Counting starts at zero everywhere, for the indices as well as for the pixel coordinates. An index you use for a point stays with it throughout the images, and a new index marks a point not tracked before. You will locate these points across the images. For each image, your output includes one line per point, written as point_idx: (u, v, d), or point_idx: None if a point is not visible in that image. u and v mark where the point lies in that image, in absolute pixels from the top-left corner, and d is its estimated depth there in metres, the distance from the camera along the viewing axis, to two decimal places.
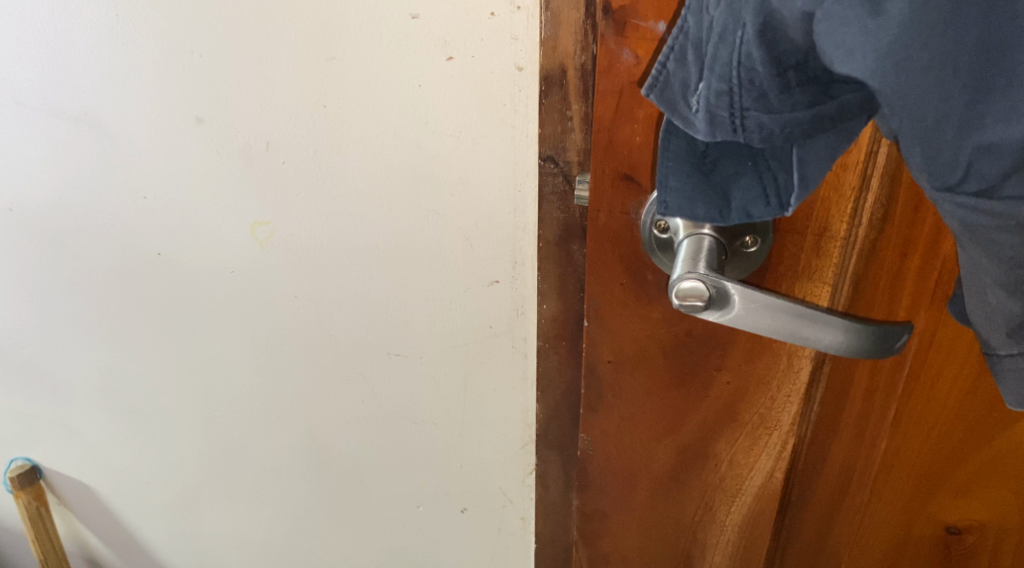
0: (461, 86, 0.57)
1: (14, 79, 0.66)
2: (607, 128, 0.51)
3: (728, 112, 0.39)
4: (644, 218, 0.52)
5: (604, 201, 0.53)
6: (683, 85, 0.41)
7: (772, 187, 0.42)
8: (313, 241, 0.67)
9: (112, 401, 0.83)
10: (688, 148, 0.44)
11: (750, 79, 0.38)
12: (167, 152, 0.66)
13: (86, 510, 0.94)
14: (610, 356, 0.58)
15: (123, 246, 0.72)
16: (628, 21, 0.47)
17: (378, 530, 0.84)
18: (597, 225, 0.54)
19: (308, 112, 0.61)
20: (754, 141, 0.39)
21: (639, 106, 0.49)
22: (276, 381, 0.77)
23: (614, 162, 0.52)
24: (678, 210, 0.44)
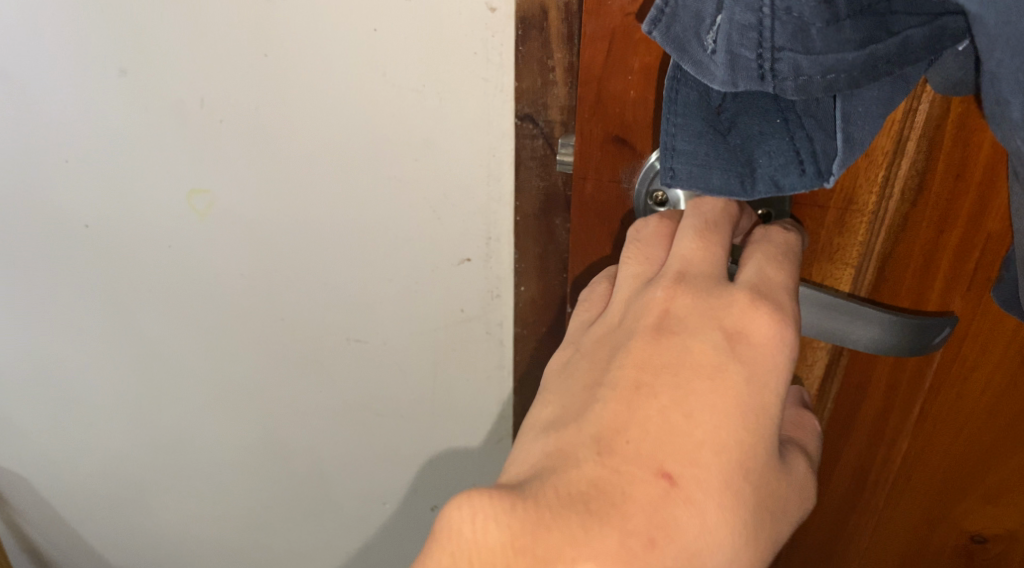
0: (422, 29, 0.49)
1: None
2: (596, 79, 0.43)
3: (755, 53, 0.34)
4: (637, 188, 0.44)
5: (590, 167, 0.45)
6: (695, 19, 0.34)
7: (807, 151, 0.36)
8: (259, 212, 0.59)
9: (43, 388, 0.75)
10: (700, 99, 0.36)
11: (788, 8, 0.33)
12: (86, 108, 0.57)
13: (22, 503, 0.86)
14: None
15: (44, 216, 0.63)
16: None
17: (343, 525, 0.77)
18: (582, 196, 0.46)
19: (248, 61, 0.52)
20: (787, 89, 0.34)
21: (634, 52, 0.41)
22: (224, 368, 0.69)
23: (602, 121, 0.44)
24: (687, 180, 0.37)
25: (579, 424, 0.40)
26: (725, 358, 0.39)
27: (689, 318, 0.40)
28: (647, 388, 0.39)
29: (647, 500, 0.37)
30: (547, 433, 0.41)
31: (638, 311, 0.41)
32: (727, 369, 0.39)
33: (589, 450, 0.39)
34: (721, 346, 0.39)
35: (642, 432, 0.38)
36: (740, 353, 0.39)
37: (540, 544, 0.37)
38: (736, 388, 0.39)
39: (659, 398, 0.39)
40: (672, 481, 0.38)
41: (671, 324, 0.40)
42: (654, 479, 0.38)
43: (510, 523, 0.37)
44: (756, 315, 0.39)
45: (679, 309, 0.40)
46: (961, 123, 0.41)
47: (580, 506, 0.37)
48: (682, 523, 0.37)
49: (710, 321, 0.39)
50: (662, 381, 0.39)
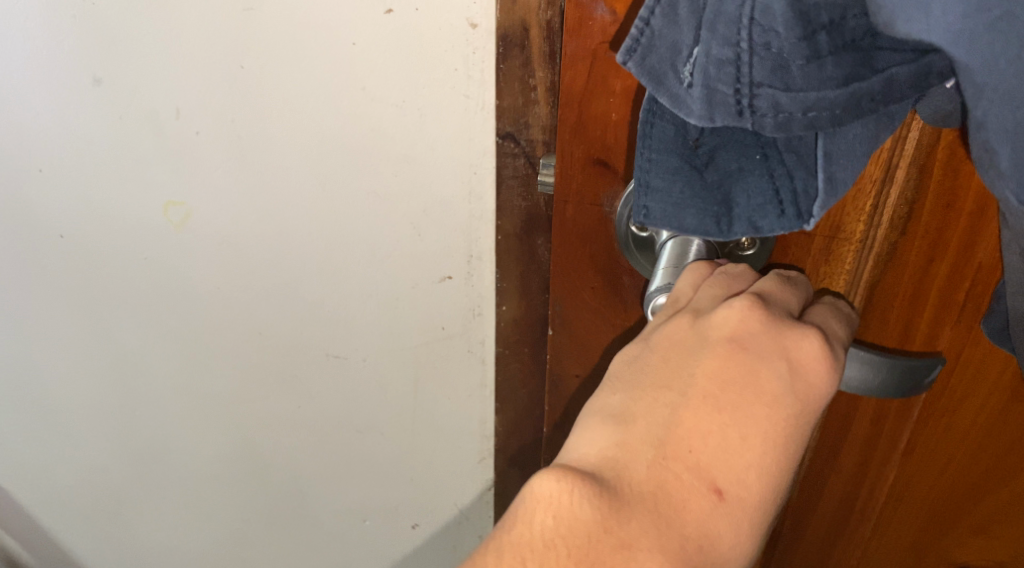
0: (402, 44, 0.47)
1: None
2: (577, 102, 0.42)
3: (732, 89, 0.33)
4: (620, 212, 0.44)
5: (572, 191, 0.45)
6: (672, 50, 0.34)
7: (787, 191, 0.35)
8: (236, 225, 0.58)
9: (18, 397, 0.73)
10: (677, 134, 0.36)
11: (766, 43, 0.32)
12: (58, 116, 0.56)
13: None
14: (578, 370, 0.51)
15: (18, 225, 0.62)
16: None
17: (323, 541, 0.75)
18: (562, 218, 0.45)
19: (225, 72, 0.51)
20: (766, 126, 0.33)
21: (616, 75, 0.40)
22: (201, 380, 0.67)
23: (584, 144, 0.43)
24: (662, 219, 0.37)
25: (643, 414, 0.35)
26: (786, 391, 0.36)
27: (762, 343, 0.36)
28: (712, 400, 0.35)
29: (700, 513, 0.33)
30: (603, 422, 0.36)
31: (712, 316, 0.37)
32: (783, 404, 0.35)
33: (651, 446, 0.34)
34: (786, 379, 0.36)
35: (704, 443, 0.34)
36: (799, 390, 0.36)
37: (624, 526, 0.32)
38: (790, 426, 0.35)
39: (721, 413, 0.35)
40: (721, 498, 0.34)
41: (745, 339, 0.36)
42: (706, 492, 0.34)
43: (596, 501, 0.32)
44: (818, 356, 0.37)
45: (754, 325, 0.37)
46: (951, 151, 0.39)
47: (646, 501, 0.33)
48: (721, 545, 0.33)
49: (778, 343, 0.36)
50: (730, 397, 0.35)
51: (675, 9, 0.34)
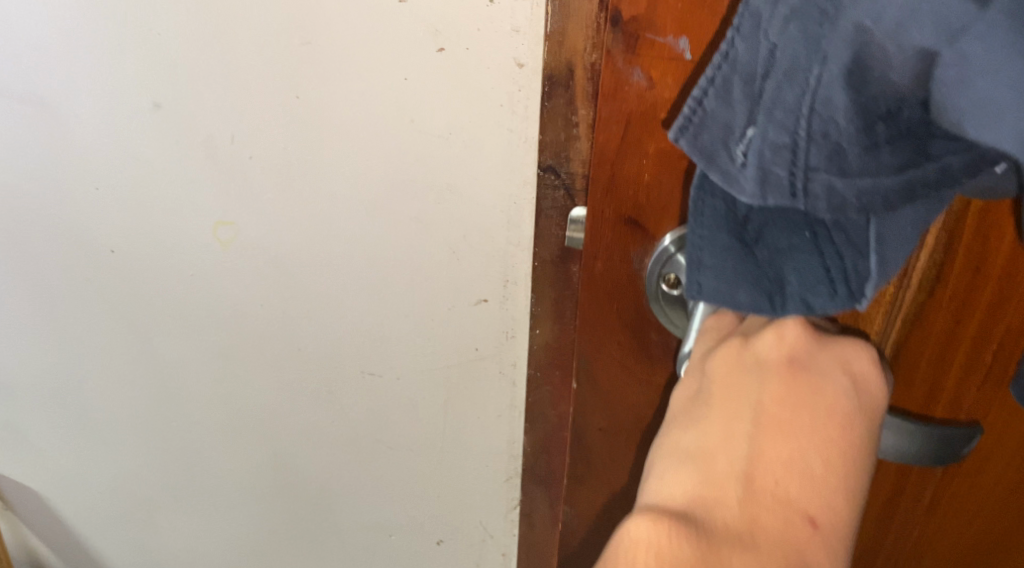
0: (451, 80, 0.50)
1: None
2: (610, 161, 0.45)
3: (788, 173, 0.35)
4: (649, 269, 0.46)
5: (602, 247, 0.47)
6: (726, 130, 0.36)
7: (836, 269, 0.38)
8: (283, 246, 0.60)
9: (58, 406, 0.76)
10: (728, 212, 0.40)
11: (824, 132, 0.34)
12: (118, 138, 0.59)
13: (32, 514, 0.87)
14: (602, 424, 0.53)
15: (72, 240, 0.65)
16: (642, 33, 0.41)
17: (348, 554, 0.77)
18: (591, 273, 0.48)
19: (281, 102, 0.54)
20: (820, 208, 0.35)
21: (648, 139, 0.43)
22: (238, 395, 0.70)
23: (615, 203, 0.46)
24: (713, 292, 0.41)
25: (718, 450, 0.36)
26: (851, 409, 0.38)
27: (821, 361, 0.39)
28: (785, 427, 0.36)
29: (794, 540, 0.33)
30: (681, 463, 0.37)
31: (762, 337, 0.40)
32: (851, 424, 0.37)
33: (737, 481, 0.35)
34: (849, 396, 0.38)
35: (786, 473, 0.35)
36: (860, 408, 0.38)
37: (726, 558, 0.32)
38: (857, 449, 0.37)
39: (793, 442, 0.36)
40: (815, 526, 0.34)
41: (803, 359, 0.39)
42: (800, 522, 0.34)
43: (692, 542, 0.32)
44: (872, 373, 0.39)
45: (810, 348, 0.39)
46: (980, 219, 0.41)
47: (743, 537, 0.33)
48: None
49: (834, 365, 0.39)
50: (802, 419, 0.37)
51: (730, 95, 0.36)
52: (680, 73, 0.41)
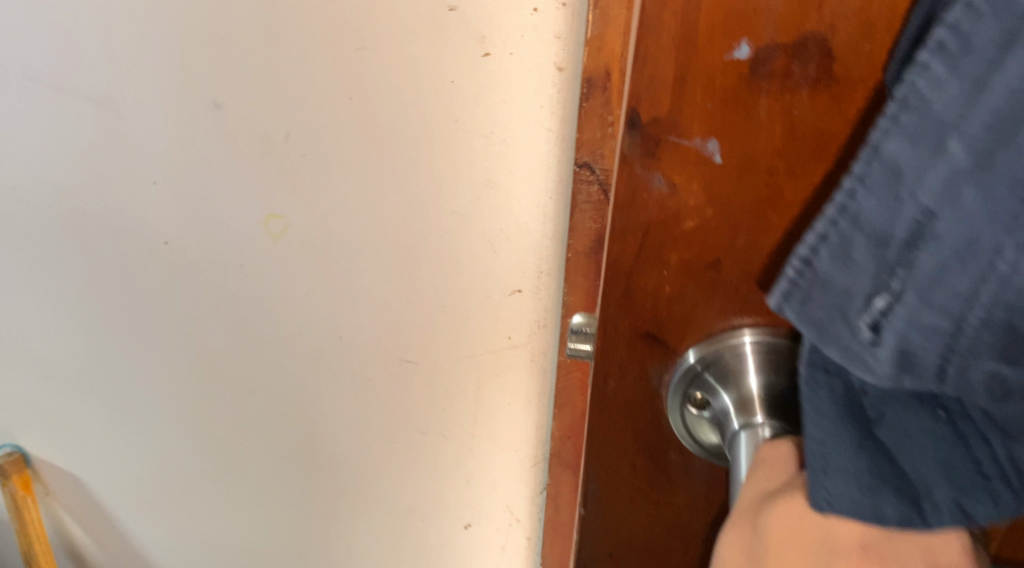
0: (495, 83, 0.54)
1: (21, 52, 0.63)
2: (627, 272, 0.47)
3: (944, 357, 0.37)
4: (671, 380, 0.49)
5: (620, 363, 0.50)
6: (875, 311, 0.38)
7: (980, 460, 0.40)
8: (328, 238, 0.64)
9: (112, 388, 0.81)
10: (848, 396, 0.41)
11: (997, 318, 0.36)
12: (178, 135, 0.63)
13: (78, 496, 0.92)
14: (621, 527, 0.54)
15: (131, 231, 0.70)
16: (665, 137, 0.43)
17: (376, 538, 0.81)
18: (606, 389, 0.51)
19: (335, 102, 0.58)
20: (982, 393, 0.37)
21: (670, 249, 0.45)
22: (279, 381, 0.74)
23: (632, 317, 0.48)
24: (844, 495, 0.40)
25: None
26: None
27: (890, 546, 0.40)
28: None
29: None
30: None
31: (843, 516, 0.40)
32: None
33: None
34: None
35: None
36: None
37: None
38: None
39: None
40: None
41: (878, 545, 0.40)
42: None
43: None
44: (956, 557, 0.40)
45: (881, 533, 0.40)
46: None
47: None
48: None
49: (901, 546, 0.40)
50: None
51: (850, 258, 0.38)
52: (703, 175, 0.43)
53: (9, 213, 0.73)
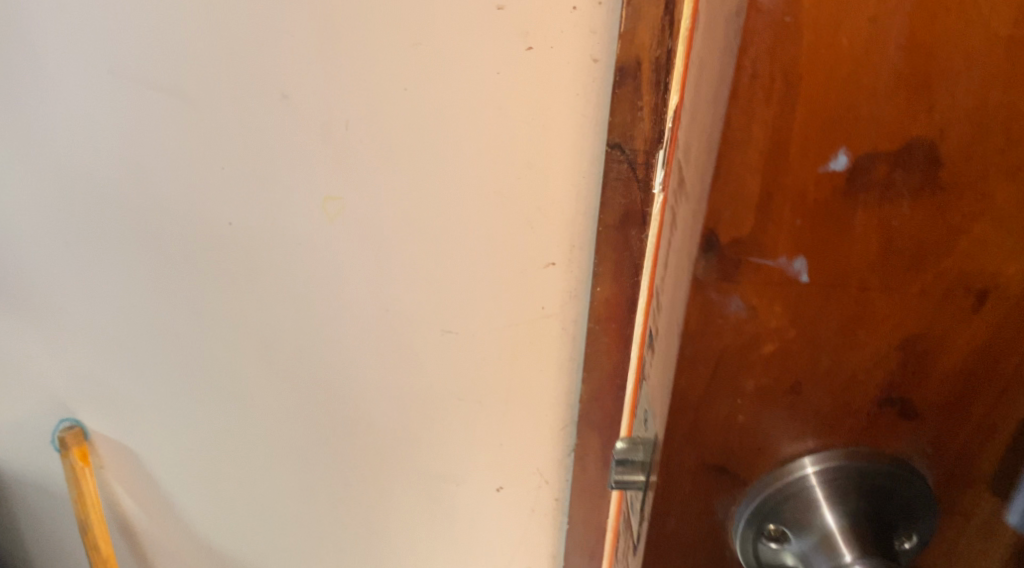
0: (537, 74, 0.61)
1: (116, 53, 0.72)
2: (696, 403, 0.41)
3: None
4: (741, 509, 0.43)
5: (677, 503, 0.44)
6: None
7: None
8: (379, 217, 0.71)
9: (177, 360, 0.89)
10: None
11: None
12: (246, 124, 0.71)
13: (139, 464, 1.00)
14: None
15: (197, 212, 0.78)
16: (746, 258, 0.38)
17: (414, 501, 0.87)
18: (668, 529, 0.45)
19: (391, 93, 0.65)
20: None
21: (747, 373, 0.40)
22: (329, 352, 0.81)
23: (701, 450, 0.42)
24: None
25: None
26: None
27: None
28: None
29: None
30: None
31: None
32: None
33: None
34: None
35: None
36: None
37: None
38: None
39: None
40: None
41: None
42: None
43: None
44: None
45: None
46: None
47: None
48: None
49: None
50: None
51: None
52: (790, 297, 0.38)
53: (89, 197, 0.82)
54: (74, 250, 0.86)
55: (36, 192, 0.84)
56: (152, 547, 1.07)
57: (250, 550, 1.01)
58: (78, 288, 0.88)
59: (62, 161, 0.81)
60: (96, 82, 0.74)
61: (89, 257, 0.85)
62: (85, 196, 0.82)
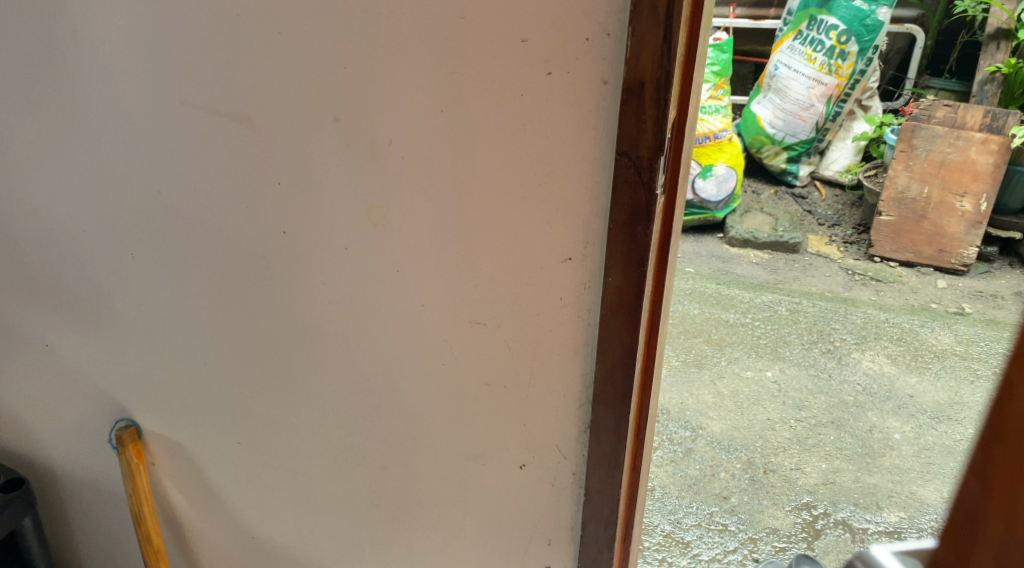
0: (554, 94, 0.72)
1: (190, 86, 0.85)
2: None
3: None
4: None
5: None
6: None
7: None
8: (416, 222, 0.82)
9: (232, 357, 1.00)
10: None
11: None
12: (302, 144, 0.83)
13: (190, 457, 1.10)
14: None
15: (255, 223, 0.90)
16: None
17: (443, 483, 0.97)
18: None
19: (428, 114, 0.77)
20: None
21: None
22: (368, 346, 0.92)
23: None
24: None
25: None
26: None
27: None
28: None
29: None
30: None
31: None
32: None
33: None
34: None
35: None
36: None
37: None
38: None
39: None
40: None
41: None
42: None
43: None
44: None
45: None
46: None
47: None
48: None
49: None
50: None
51: None
52: None
53: (158, 213, 0.94)
54: (145, 259, 0.98)
55: (110, 210, 0.96)
56: (201, 538, 1.17)
57: (290, 538, 1.10)
58: (147, 294, 1.00)
59: (135, 181, 0.93)
60: (173, 111, 0.87)
61: (157, 266, 0.98)
62: (155, 212, 0.94)
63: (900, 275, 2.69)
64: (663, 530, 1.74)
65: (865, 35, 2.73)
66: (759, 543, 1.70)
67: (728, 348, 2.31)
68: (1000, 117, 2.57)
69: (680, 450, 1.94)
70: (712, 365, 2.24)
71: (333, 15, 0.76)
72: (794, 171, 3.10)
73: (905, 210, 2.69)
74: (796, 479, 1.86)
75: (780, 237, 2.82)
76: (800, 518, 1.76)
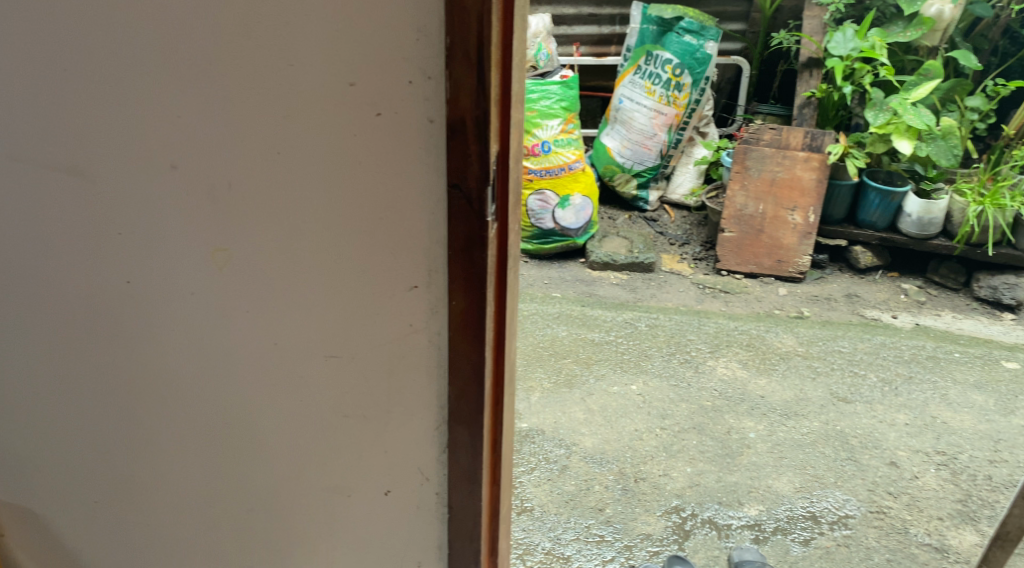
0: (384, 134, 0.76)
1: (18, 141, 0.85)
2: None
3: None
4: None
5: None
6: None
7: None
8: (262, 262, 0.84)
9: (81, 414, 0.98)
10: None
11: None
12: (140, 193, 0.84)
13: (43, 523, 1.06)
14: None
15: (97, 275, 0.89)
16: None
17: (311, 518, 0.99)
18: None
19: (265, 157, 0.79)
20: None
21: None
22: (223, 388, 0.93)
23: None
24: None
25: None
26: None
27: None
28: None
29: None
30: None
31: None
32: None
33: None
34: None
35: None
36: None
37: None
38: None
39: None
40: None
41: None
42: None
43: None
44: None
45: None
46: None
47: None
48: None
49: None
50: None
51: None
52: None
53: None
54: None
55: None
56: None
57: None
58: None
59: None
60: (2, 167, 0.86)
61: None
62: None
63: (745, 286, 2.88)
64: (544, 547, 1.78)
65: (696, 67, 2.97)
66: (633, 550, 1.78)
67: (596, 365, 2.40)
68: (818, 136, 2.81)
69: (556, 467, 2.00)
70: (581, 383, 2.32)
71: (163, 66, 0.78)
72: (644, 196, 3.25)
73: (743, 225, 2.90)
74: (664, 484, 1.95)
75: (636, 258, 2.96)
76: (670, 521, 1.85)
